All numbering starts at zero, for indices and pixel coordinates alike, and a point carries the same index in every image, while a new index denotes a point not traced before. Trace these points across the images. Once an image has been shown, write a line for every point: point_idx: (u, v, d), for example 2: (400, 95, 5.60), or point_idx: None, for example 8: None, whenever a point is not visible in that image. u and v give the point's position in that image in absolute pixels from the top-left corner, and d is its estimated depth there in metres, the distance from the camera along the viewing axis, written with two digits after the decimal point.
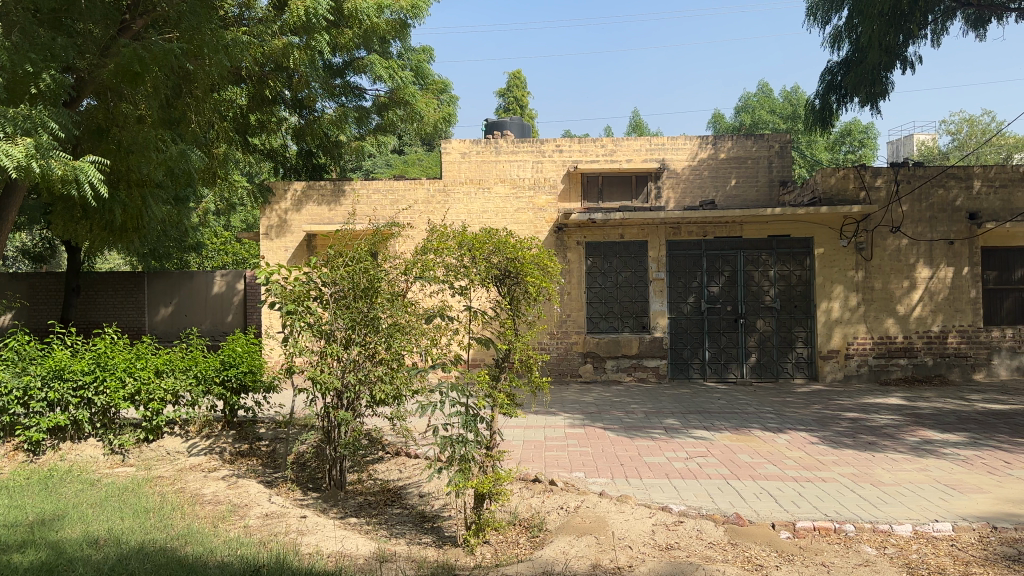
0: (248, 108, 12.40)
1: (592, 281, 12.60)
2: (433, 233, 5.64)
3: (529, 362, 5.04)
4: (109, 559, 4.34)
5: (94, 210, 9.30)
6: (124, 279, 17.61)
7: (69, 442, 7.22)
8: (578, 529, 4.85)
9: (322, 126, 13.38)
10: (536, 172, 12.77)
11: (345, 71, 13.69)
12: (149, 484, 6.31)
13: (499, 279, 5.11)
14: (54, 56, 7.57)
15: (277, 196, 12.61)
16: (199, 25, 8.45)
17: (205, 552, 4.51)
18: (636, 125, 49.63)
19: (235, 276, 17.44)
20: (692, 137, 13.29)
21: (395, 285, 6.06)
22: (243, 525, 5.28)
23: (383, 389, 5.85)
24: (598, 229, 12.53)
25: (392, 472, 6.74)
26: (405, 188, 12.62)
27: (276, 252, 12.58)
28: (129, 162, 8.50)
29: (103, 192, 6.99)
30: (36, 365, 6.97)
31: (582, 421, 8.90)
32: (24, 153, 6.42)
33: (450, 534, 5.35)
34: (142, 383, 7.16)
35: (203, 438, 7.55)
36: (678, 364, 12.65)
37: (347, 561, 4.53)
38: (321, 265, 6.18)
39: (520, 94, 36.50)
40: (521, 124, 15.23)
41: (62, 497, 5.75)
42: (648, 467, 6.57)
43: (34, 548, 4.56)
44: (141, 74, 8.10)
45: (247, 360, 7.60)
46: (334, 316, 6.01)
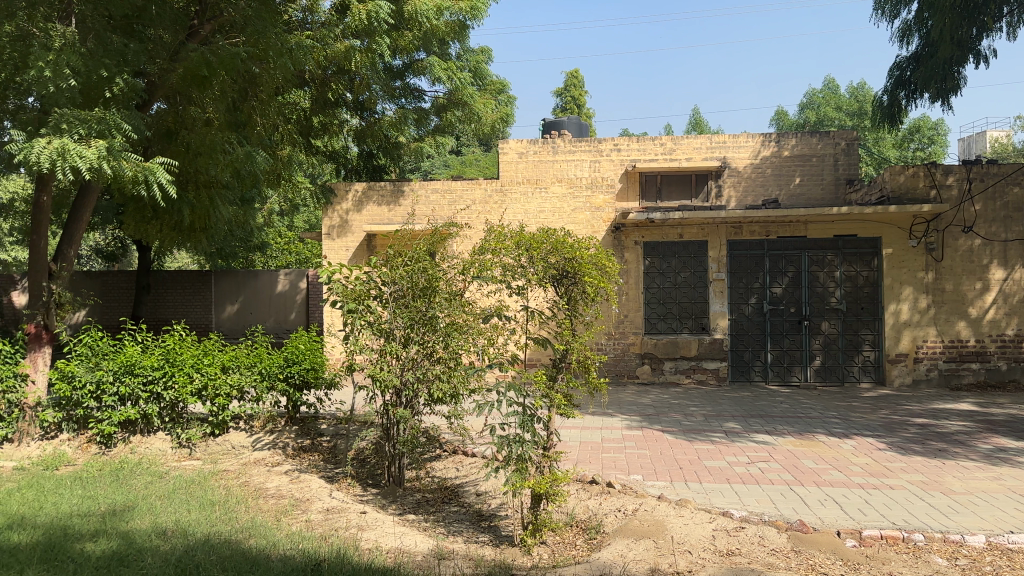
0: (312, 110, 12.57)
1: (650, 282, 12.46)
2: (491, 234, 5.70)
3: (587, 362, 4.95)
4: (176, 550, 4.48)
5: (164, 210, 9.62)
6: (192, 278, 18.15)
7: (139, 435, 7.44)
8: (636, 533, 4.80)
9: (383, 127, 13.57)
10: (594, 171, 12.65)
11: (405, 73, 13.95)
12: (214, 478, 6.45)
13: (556, 279, 5.06)
14: (127, 61, 7.79)
15: (340, 196, 12.81)
16: (264, 28, 8.49)
17: (268, 545, 4.61)
18: (696, 122, 49.12)
19: (298, 275, 17.67)
20: (754, 134, 12.87)
21: (453, 286, 6.14)
22: (305, 520, 5.36)
23: (441, 388, 5.92)
24: (657, 228, 12.38)
25: (450, 470, 6.78)
26: (463, 188, 12.69)
27: (338, 252, 12.79)
28: (198, 164, 8.70)
29: (172, 192, 7.05)
30: (108, 360, 7.19)
31: (641, 423, 8.81)
32: (96, 154, 6.62)
33: (507, 535, 5.32)
34: (209, 379, 7.37)
35: (267, 434, 7.73)
36: (738, 366, 12.42)
37: (405, 557, 4.57)
38: (381, 264, 6.27)
39: (578, 93, 36.39)
40: (579, 124, 15.19)
41: (131, 489, 5.94)
42: (708, 471, 6.46)
43: (106, 537, 4.75)
44: (209, 77, 8.26)
45: (309, 358, 7.75)
46: (393, 316, 6.08)
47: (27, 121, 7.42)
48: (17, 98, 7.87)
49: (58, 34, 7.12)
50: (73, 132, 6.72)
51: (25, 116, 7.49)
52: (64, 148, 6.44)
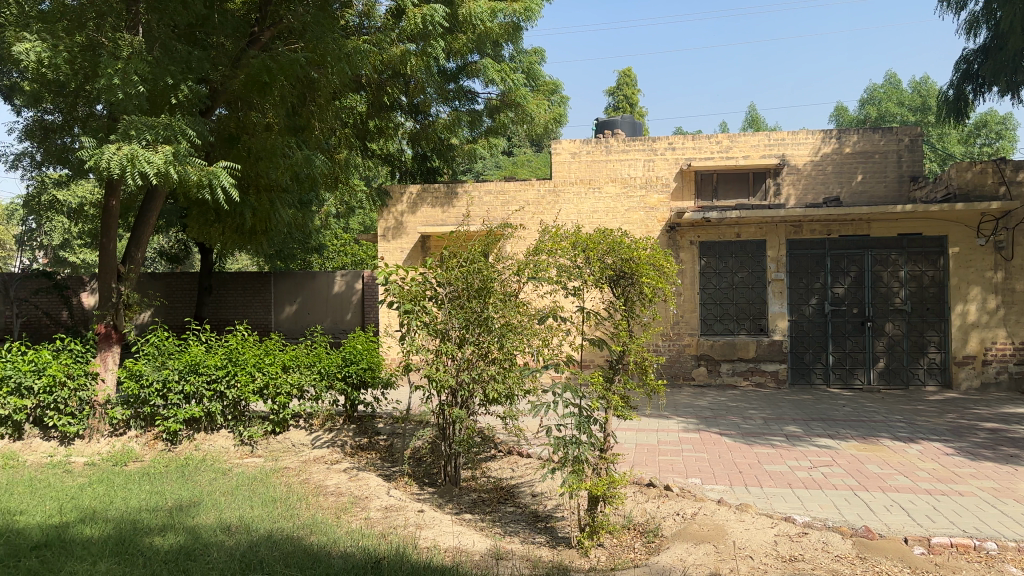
0: (368, 114, 12.73)
1: (706, 282, 12.32)
2: (547, 234, 5.67)
3: (644, 364, 4.92)
4: (240, 545, 4.58)
5: (227, 214, 9.88)
6: (252, 279, 18.57)
7: (203, 432, 7.65)
8: (696, 537, 4.74)
9: (437, 130, 13.72)
10: (648, 170, 12.54)
11: (459, 76, 14.14)
12: (276, 475, 6.60)
13: (614, 280, 5.04)
14: (191, 69, 8.00)
15: (395, 199, 12.95)
16: (322, 34, 8.61)
17: (329, 542, 4.68)
18: (753, 120, 48.35)
19: (354, 276, 17.96)
20: (814, 131, 12.59)
21: (507, 286, 6.13)
22: (364, 517, 5.43)
23: (496, 388, 5.90)
24: (714, 228, 12.21)
25: (505, 471, 6.79)
26: (516, 189, 12.73)
27: (392, 253, 12.95)
28: (259, 168, 8.89)
29: (235, 196, 7.24)
30: (174, 360, 7.41)
31: (698, 426, 8.70)
32: (163, 159, 6.81)
33: (564, 536, 5.31)
34: (270, 378, 7.51)
35: (326, 432, 7.86)
36: (798, 368, 12.17)
37: (463, 556, 4.59)
38: (436, 265, 6.32)
39: (631, 91, 36.13)
40: (633, 124, 15.12)
41: (196, 485, 6.11)
42: (768, 475, 6.35)
43: (174, 532, 4.89)
44: (270, 83, 8.42)
45: (367, 357, 7.88)
46: (449, 316, 6.14)
47: (97, 128, 7.67)
48: (88, 105, 8.14)
49: (126, 43, 7.34)
50: (141, 138, 6.92)
51: (95, 123, 7.74)
52: (133, 154, 6.66)
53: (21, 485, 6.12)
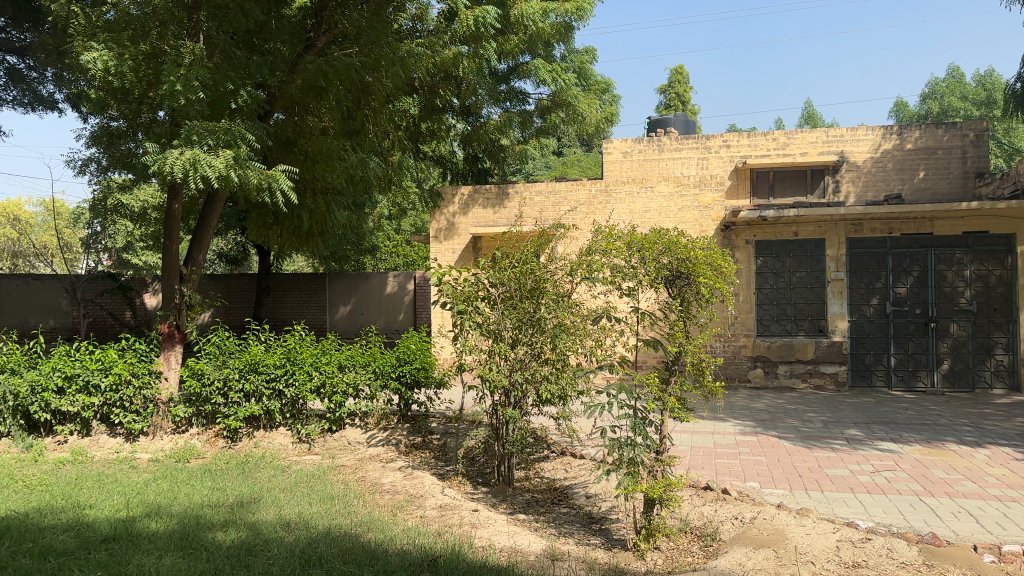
0: (420, 117, 12.75)
1: (762, 282, 12.12)
2: (600, 235, 5.67)
3: (701, 365, 4.83)
4: (300, 542, 4.67)
5: (285, 216, 10.10)
6: (308, 280, 18.91)
7: (262, 430, 7.83)
8: (755, 541, 4.67)
9: (488, 131, 13.81)
10: (702, 169, 12.38)
11: (510, 77, 14.31)
12: (333, 472, 6.70)
13: (670, 280, 4.99)
14: (250, 74, 8.17)
15: (447, 200, 13.04)
16: (377, 39, 8.74)
17: (386, 540, 4.74)
18: (809, 116, 47.36)
19: (406, 277, 18.29)
20: (874, 127, 12.32)
21: (560, 286, 6.13)
22: (420, 516, 5.48)
23: (549, 389, 5.92)
24: (770, 227, 12.01)
25: (559, 471, 6.79)
26: (568, 189, 12.71)
27: (445, 254, 13.05)
28: (315, 171, 9.03)
29: (293, 199, 7.39)
30: (234, 359, 7.59)
31: (755, 429, 8.56)
32: (224, 163, 6.98)
33: (619, 538, 5.28)
34: (327, 377, 7.65)
35: (381, 430, 7.95)
36: (859, 370, 11.89)
37: (519, 556, 4.60)
38: (489, 266, 6.35)
39: (682, 89, 35.75)
40: (686, 121, 14.95)
41: (256, 482, 6.23)
42: (829, 479, 6.21)
43: (236, 527, 5.00)
44: (326, 88, 8.54)
45: (420, 357, 7.93)
46: (501, 316, 6.16)
47: (161, 133, 7.90)
48: (151, 112, 8.38)
49: (188, 50, 7.54)
50: (203, 143, 7.09)
51: (158, 129, 7.97)
52: (195, 159, 6.83)
53: (90, 480, 6.33)
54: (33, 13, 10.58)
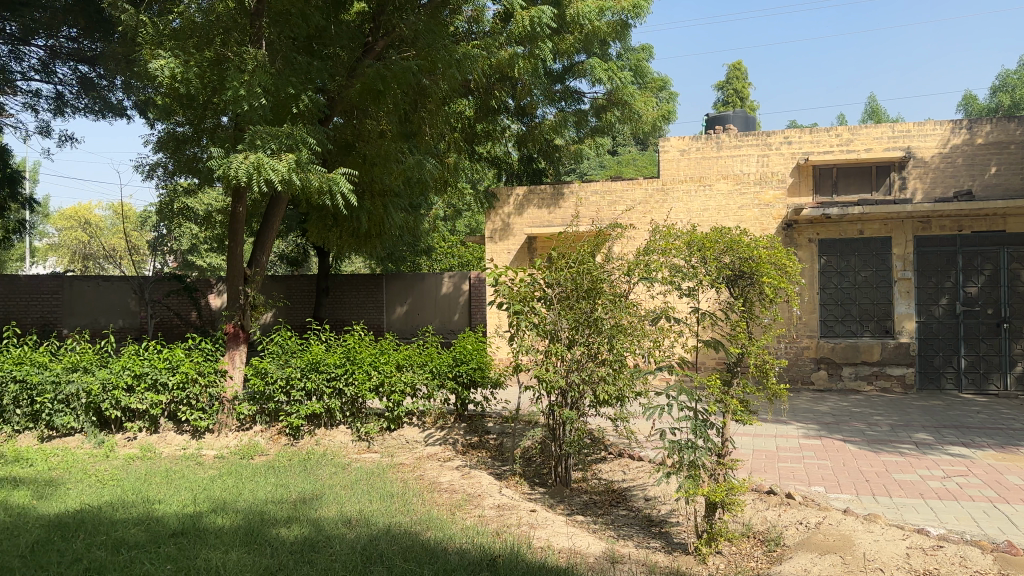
0: (476, 118, 12.85)
1: (826, 282, 11.84)
2: (659, 234, 5.63)
3: (765, 367, 4.72)
4: (361, 539, 4.73)
5: (344, 218, 10.29)
6: (366, 280, 19.21)
7: (323, 428, 7.98)
8: (821, 547, 4.57)
9: (543, 132, 13.82)
10: (762, 166, 12.26)
11: (565, 76, 14.28)
12: (392, 470, 6.78)
13: (732, 280, 4.92)
14: (310, 78, 8.32)
15: (502, 201, 13.09)
16: (434, 42, 8.83)
17: (444, 538, 4.77)
18: (873, 111, 46.17)
19: (461, 277, 18.25)
20: (942, 122, 11.94)
21: (617, 287, 6.10)
22: (478, 515, 5.50)
23: (607, 390, 5.85)
24: (834, 225, 11.75)
25: (617, 473, 6.75)
26: (624, 188, 12.63)
27: (500, 254, 13.10)
28: (373, 173, 9.14)
29: (352, 201, 7.49)
30: (296, 358, 7.77)
31: (819, 432, 8.38)
32: (287, 167, 7.13)
33: (680, 542, 5.22)
34: (385, 376, 7.74)
35: (438, 430, 8.02)
36: (927, 373, 11.55)
37: (578, 558, 4.59)
38: (546, 266, 6.34)
39: (740, 85, 35.22)
40: (746, 117, 14.66)
41: (318, 479, 6.34)
42: (897, 485, 6.04)
43: (299, 523, 5.10)
44: (384, 91, 8.65)
45: (477, 357, 7.97)
46: (558, 317, 6.13)
47: (225, 138, 8.11)
48: (215, 117, 8.60)
49: (251, 57, 7.71)
50: (266, 147, 7.26)
51: (223, 134, 8.18)
52: (259, 163, 6.99)
53: (158, 476, 6.52)
54: (103, 23, 10.96)
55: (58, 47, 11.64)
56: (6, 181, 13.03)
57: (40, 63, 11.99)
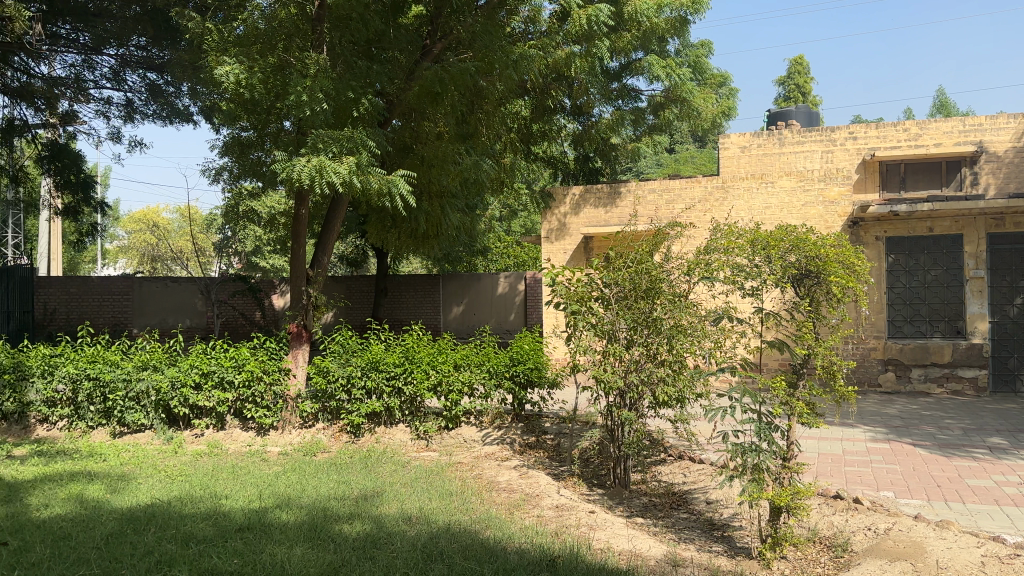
0: (531, 118, 12.54)
1: (894, 281, 11.50)
2: (720, 233, 5.54)
3: (832, 369, 4.60)
4: (422, 536, 4.78)
5: (403, 219, 10.42)
6: (423, 280, 19.37)
7: (383, 426, 8.09)
8: (890, 554, 4.44)
9: (601, 130, 13.85)
10: (826, 162, 11.90)
11: (622, 75, 14.17)
12: (451, 469, 6.83)
13: (797, 279, 4.83)
14: (370, 82, 8.44)
15: (558, 201, 13.09)
16: (491, 43, 8.87)
17: (504, 537, 4.78)
18: (942, 104, 44.72)
19: (517, 277, 18.54)
20: (1018, 115, 11.44)
21: (677, 286, 6.02)
22: (537, 515, 5.50)
23: (666, 391, 5.82)
24: (902, 223, 11.39)
25: (677, 476, 6.67)
26: (682, 187, 12.49)
27: (556, 254, 13.10)
28: (431, 174, 9.22)
29: (411, 202, 7.56)
30: (357, 357, 7.89)
31: (887, 436, 8.14)
32: (348, 169, 7.24)
33: (743, 547, 5.13)
34: (443, 376, 7.80)
35: (496, 429, 8.03)
36: (1001, 375, 11.19)
37: (638, 560, 4.55)
38: (602, 267, 6.31)
39: (802, 80, 34.50)
40: (808, 113, 14.37)
41: (378, 476, 6.42)
42: (971, 491, 5.83)
43: (361, 520, 5.17)
44: (442, 93, 8.71)
45: (534, 357, 7.96)
46: (617, 317, 6.08)
47: (287, 142, 8.28)
48: (277, 121, 8.79)
49: (313, 61, 7.85)
50: (328, 151, 7.38)
51: (286, 138, 8.35)
52: (321, 165, 7.13)
53: (225, 472, 6.70)
54: (170, 31, 11.28)
55: (128, 56, 12.01)
56: (79, 185, 13.72)
57: (112, 71, 12.39)
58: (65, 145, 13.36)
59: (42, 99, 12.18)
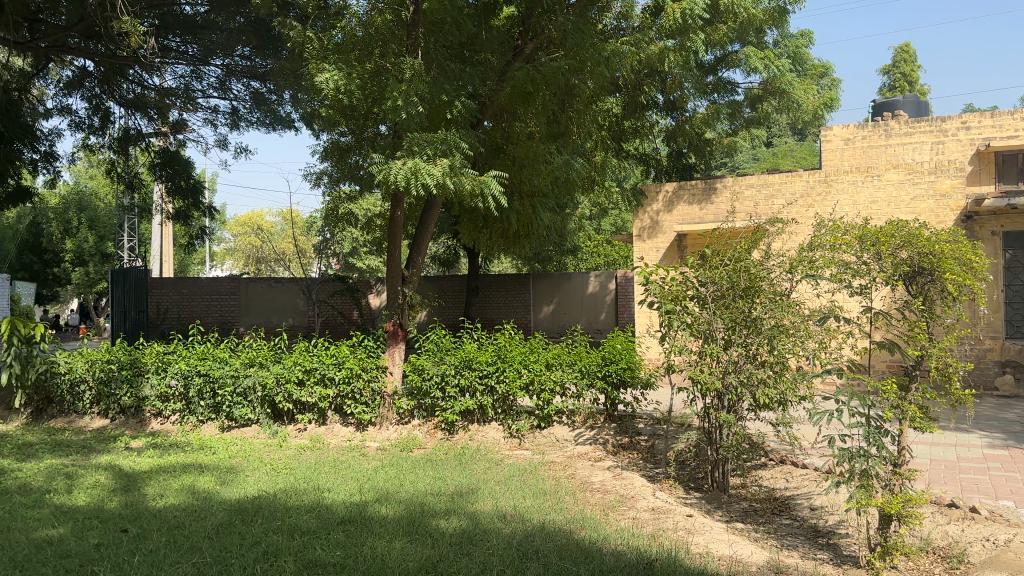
0: (623, 114, 12.57)
1: (1011, 278, 11.02)
2: (825, 229, 5.37)
3: (948, 371, 4.37)
4: (517, 534, 4.80)
5: (494, 219, 10.50)
6: (513, 280, 19.53)
7: (476, 424, 8.17)
8: (1013, 566, 4.20)
9: (695, 125, 13.60)
10: (937, 154, 11.29)
11: (718, 67, 14.05)
12: (544, 468, 6.84)
13: (909, 277, 4.63)
14: (462, 84, 8.55)
15: (650, 198, 12.93)
16: (583, 41, 8.83)
17: (599, 538, 4.76)
18: None
19: (608, 276, 18.43)
20: None
21: (778, 285, 5.85)
22: (632, 517, 5.45)
23: (767, 393, 5.63)
24: (1021, 216, 10.91)
25: (779, 481, 6.49)
26: (782, 181, 12.13)
27: (649, 252, 12.96)
28: (523, 174, 9.27)
29: (503, 202, 7.60)
30: (451, 356, 8.01)
31: (1007, 442, 7.69)
32: (442, 171, 7.35)
33: (849, 555, 4.94)
34: (535, 374, 7.83)
35: (588, 429, 7.99)
36: None
37: (739, 566, 4.45)
38: (698, 265, 6.20)
39: (909, 68, 32.99)
40: (916, 102, 13.73)
41: (472, 473, 6.50)
42: None
43: (457, 516, 5.25)
44: (534, 93, 8.74)
45: (626, 356, 7.94)
46: (714, 316, 5.95)
47: (384, 146, 8.47)
48: (374, 126, 9.01)
49: (408, 66, 8.00)
50: (422, 153, 7.51)
51: (382, 142, 8.55)
52: (416, 167, 7.27)
53: (327, 465, 6.91)
54: (273, 40, 11.82)
55: (233, 65, 12.52)
56: (189, 190, 14.26)
57: (218, 81, 12.95)
58: (175, 151, 13.92)
59: (155, 109, 12.96)
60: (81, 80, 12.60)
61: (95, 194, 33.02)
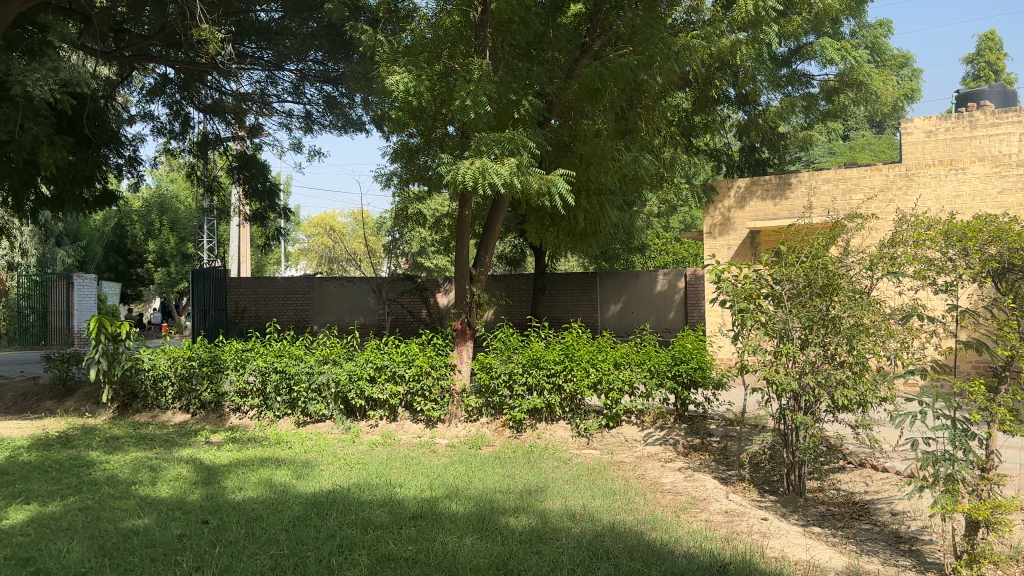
0: (693, 110, 12.39)
1: None
2: (908, 225, 5.18)
3: None
4: (586, 533, 4.80)
5: (562, 218, 10.49)
6: (580, 279, 19.48)
7: (544, 422, 8.18)
8: None
9: (768, 119, 13.38)
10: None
11: (791, 59, 13.68)
12: (614, 467, 6.80)
13: (998, 274, 4.45)
14: (530, 83, 8.56)
15: (721, 195, 12.75)
16: (652, 36, 8.72)
17: (671, 540, 4.72)
18: None
19: (676, 275, 18.35)
20: None
21: (857, 283, 5.69)
22: (705, 519, 5.37)
23: (846, 394, 5.46)
24: None
25: (858, 484, 6.31)
26: (860, 175, 11.76)
27: (720, 250, 12.74)
28: (590, 172, 9.22)
29: (571, 200, 7.55)
30: (519, 354, 8.06)
31: None
32: (510, 170, 7.37)
33: (933, 562, 4.77)
34: (603, 373, 7.81)
35: (658, 430, 7.89)
36: None
37: (815, 571, 4.35)
38: (773, 262, 6.10)
39: (994, 57, 31.59)
40: (1004, 91, 13.16)
41: (541, 472, 6.51)
42: None
43: (526, 514, 5.27)
44: (602, 90, 8.67)
45: (696, 356, 7.80)
46: (790, 315, 5.81)
47: (452, 146, 8.55)
48: (443, 126, 9.10)
49: (476, 66, 8.05)
50: (490, 152, 7.55)
51: (450, 142, 8.63)
52: (484, 167, 7.32)
53: (398, 461, 7.02)
54: (345, 44, 12.05)
55: (307, 70, 12.84)
56: (266, 194, 14.66)
57: (292, 86, 13.30)
58: (252, 155, 14.40)
59: (233, 114, 13.39)
60: (163, 88, 13.13)
61: (176, 196, 34.29)
